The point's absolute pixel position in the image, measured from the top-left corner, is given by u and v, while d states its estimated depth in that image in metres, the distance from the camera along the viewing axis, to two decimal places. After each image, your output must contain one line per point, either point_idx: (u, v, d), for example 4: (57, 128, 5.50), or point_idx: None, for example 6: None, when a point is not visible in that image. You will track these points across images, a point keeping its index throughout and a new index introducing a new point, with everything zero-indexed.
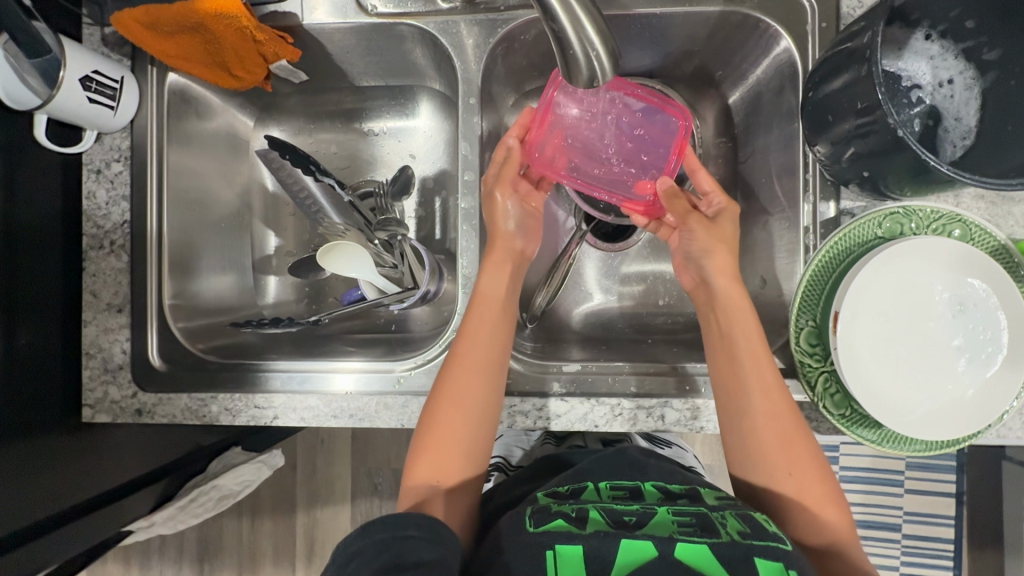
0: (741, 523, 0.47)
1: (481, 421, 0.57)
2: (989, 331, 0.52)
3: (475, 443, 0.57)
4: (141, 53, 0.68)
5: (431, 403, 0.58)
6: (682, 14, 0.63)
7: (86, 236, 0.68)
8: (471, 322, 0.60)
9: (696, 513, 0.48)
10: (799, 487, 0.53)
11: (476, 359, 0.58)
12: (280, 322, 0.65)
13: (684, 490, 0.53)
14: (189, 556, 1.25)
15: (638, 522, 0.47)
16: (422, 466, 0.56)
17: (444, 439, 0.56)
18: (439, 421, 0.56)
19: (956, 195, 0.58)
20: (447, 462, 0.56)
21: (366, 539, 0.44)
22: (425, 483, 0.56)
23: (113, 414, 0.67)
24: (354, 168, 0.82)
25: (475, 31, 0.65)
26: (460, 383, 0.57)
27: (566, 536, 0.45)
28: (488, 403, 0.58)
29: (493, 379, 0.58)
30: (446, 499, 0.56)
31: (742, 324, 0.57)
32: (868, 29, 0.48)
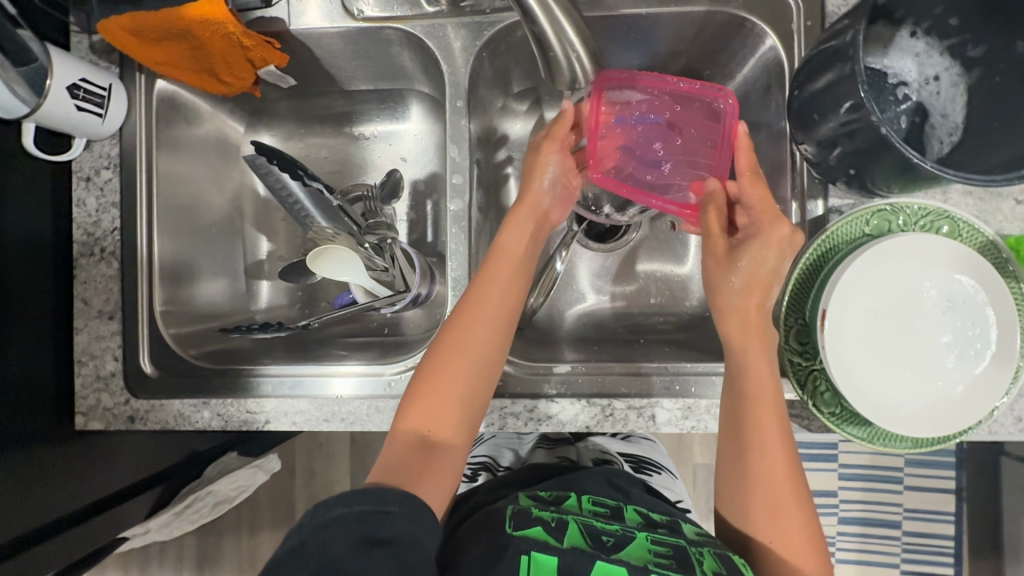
0: (717, 563, 0.46)
1: (483, 380, 0.56)
2: (977, 327, 0.52)
3: (475, 400, 0.56)
4: (130, 60, 0.68)
5: (433, 349, 0.57)
6: (668, 14, 0.63)
7: (76, 243, 0.68)
8: (485, 272, 0.60)
9: (674, 545, 0.48)
10: (774, 533, 0.51)
11: (485, 311, 0.58)
12: (269, 326, 0.65)
13: (665, 521, 0.53)
14: (189, 562, 1.25)
15: (615, 544, 0.47)
16: (418, 412, 0.55)
17: (441, 388, 0.55)
18: (443, 372, 0.56)
19: (944, 191, 0.58)
20: (442, 413, 0.55)
21: (347, 507, 0.44)
22: (417, 429, 0.54)
23: (106, 420, 0.67)
24: (345, 172, 0.82)
25: (462, 34, 0.65)
26: (465, 331, 0.57)
27: (543, 546, 0.45)
28: (492, 361, 0.57)
29: (502, 333, 0.58)
30: (434, 453, 0.53)
31: (755, 361, 0.54)
32: (851, 27, 0.48)
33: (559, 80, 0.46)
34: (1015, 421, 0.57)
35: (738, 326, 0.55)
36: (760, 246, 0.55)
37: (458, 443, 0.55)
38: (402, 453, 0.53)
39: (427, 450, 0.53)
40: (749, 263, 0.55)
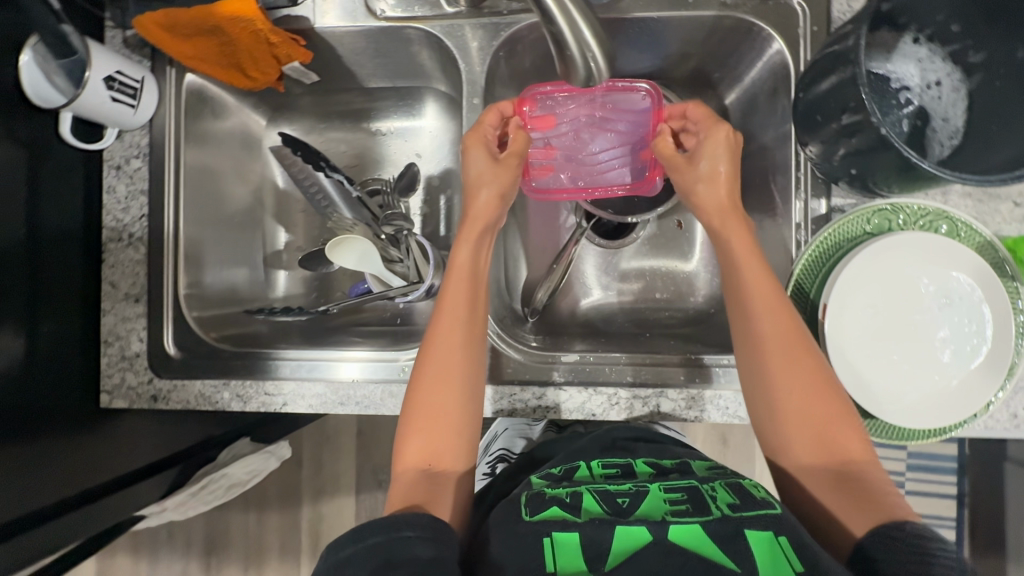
0: (731, 496, 0.49)
1: (466, 400, 0.57)
2: (974, 323, 0.54)
3: (461, 424, 0.57)
4: (161, 55, 0.71)
5: (413, 386, 0.58)
6: (678, 18, 0.65)
7: (106, 228, 0.71)
8: (447, 291, 0.60)
9: (687, 489, 0.51)
10: (806, 409, 0.51)
11: (449, 335, 0.58)
12: (291, 311, 0.67)
13: (675, 464, 0.56)
14: (197, 548, 1.27)
15: (631, 504, 0.49)
16: (412, 450, 0.56)
17: (428, 423, 0.56)
18: (424, 402, 0.57)
19: (944, 193, 0.60)
20: (437, 445, 0.56)
21: (360, 543, 0.45)
22: (415, 466, 0.55)
23: (129, 399, 0.70)
24: (362, 166, 0.84)
25: (479, 34, 0.68)
26: (438, 358, 0.57)
27: (563, 524, 0.47)
28: (468, 381, 0.58)
29: (475, 351, 0.59)
30: (439, 483, 0.55)
31: (747, 255, 0.56)
32: (854, 32, 0.50)
33: (573, 78, 0.49)
34: (1010, 417, 0.58)
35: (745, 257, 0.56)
36: (710, 146, 0.60)
37: (460, 466, 0.56)
38: (407, 489, 0.54)
39: (431, 483, 0.54)
40: (713, 164, 0.59)
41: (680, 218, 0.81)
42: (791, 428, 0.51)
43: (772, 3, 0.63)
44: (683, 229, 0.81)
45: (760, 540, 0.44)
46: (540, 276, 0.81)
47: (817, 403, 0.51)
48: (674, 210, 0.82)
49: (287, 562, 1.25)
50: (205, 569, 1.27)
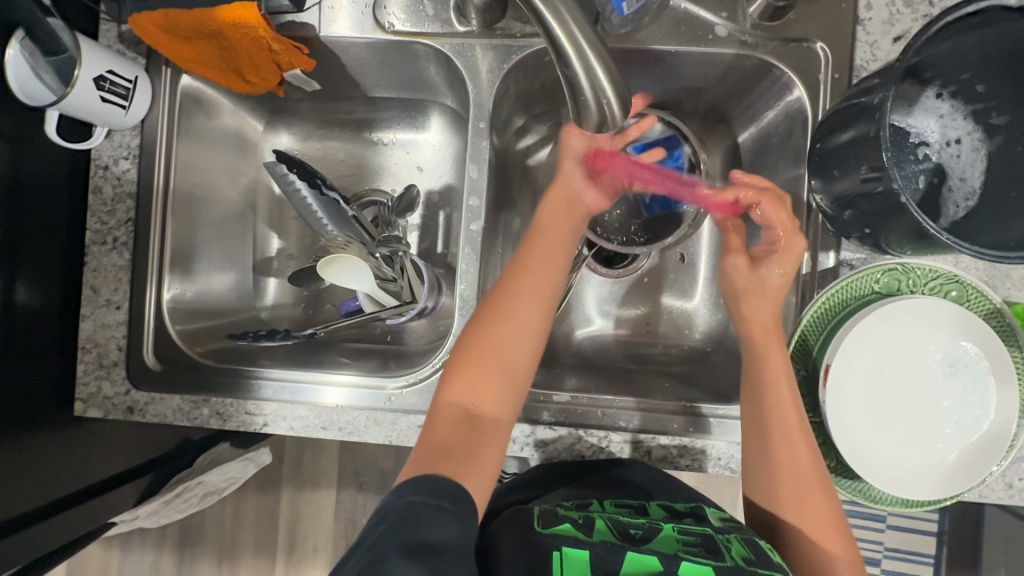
0: (745, 549, 0.50)
1: (521, 351, 0.56)
2: (978, 395, 0.53)
3: (514, 371, 0.56)
4: (157, 54, 0.68)
5: (477, 323, 0.57)
6: (696, 54, 0.63)
7: (89, 231, 0.68)
8: (530, 247, 0.61)
9: (701, 534, 0.52)
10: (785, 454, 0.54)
11: (528, 285, 0.58)
12: (275, 335, 0.65)
13: (689, 509, 0.58)
14: (170, 542, 1.25)
15: (643, 536, 0.51)
16: (460, 387, 0.55)
17: (487, 361, 0.56)
18: (482, 339, 0.56)
19: (956, 255, 0.59)
20: (484, 387, 0.55)
21: (398, 500, 0.46)
22: (461, 403, 0.55)
23: (104, 409, 0.67)
24: (360, 176, 0.82)
25: (490, 55, 0.65)
26: (511, 305, 0.57)
27: (574, 540, 0.48)
28: (533, 334, 0.57)
29: (543, 307, 0.58)
30: (477, 428, 0.54)
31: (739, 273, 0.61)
32: (881, 89, 0.48)
33: (586, 123, 0.46)
34: (1006, 487, 0.57)
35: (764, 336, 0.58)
36: (780, 259, 0.59)
37: (503, 416, 0.55)
38: (450, 425, 0.54)
39: (471, 427, 0.54)
40: (767, 276, 0.59)
41: (683, 251, 0.79)
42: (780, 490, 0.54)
43: (792, 46, 0.61)
44: (685, 262, 0.79)
45: None
46: None
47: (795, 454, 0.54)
48: (678, 242, 0.80)
49: (260, 561, 1.23)
50: (177, 564, 1.25)
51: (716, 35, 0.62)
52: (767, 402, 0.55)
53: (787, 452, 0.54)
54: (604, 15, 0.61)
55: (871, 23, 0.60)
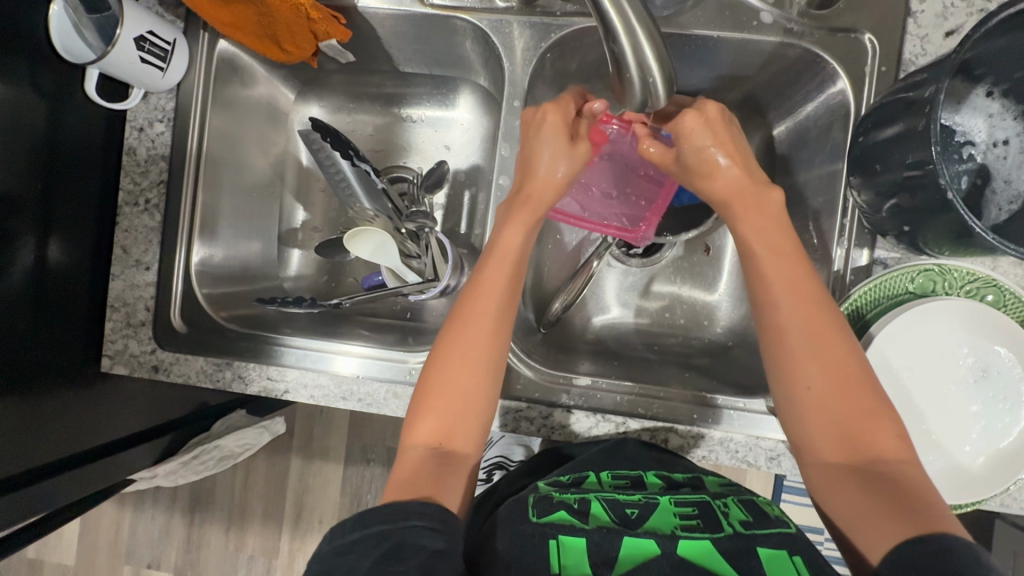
0: (742, 513, 0.51)
1: (482, 377, 0.55)
2: (1008, 401, 0.52)
3: (477, 408, 0.55)
4: (195, 17, 0.68)
5: (433, 363, 0.56)
6: (739, 40, 0.62)
7: (122, 192, 0.69)
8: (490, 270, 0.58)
9: (698, 504, 0.52)
10: (828, 370, 0.49)
11: (481, 316, 0.56)
12: (303, 302, 0.66)
13: (687, 479, 0.58)
14: (181, 505, 1.28)
15: (640, 515, 0.50)
16: (423, 428, 0.54)
17: (448, 397, 0.55)
18: (438, 383, 0.55)
19: (995, 259, 0.57)
20: (448, 423, 0.55)
21: (365, 530, 0.45)
22: (425, 442, 0.54)
23: (130, 367, 0.68)
24: (388, 152, 0.82)
25: (527, 33, 0.65)
26: (466, 337, 0.56)
27: (569, 529, 0.48)
28: (491, 359, 0.56)
29: (502, 336, 0.57)
30: (446, 464, 0.53)
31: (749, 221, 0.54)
32: (931, 82, 0.47)
33: (628, 100, 0.45)
34: None
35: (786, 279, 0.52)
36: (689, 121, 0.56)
37: (472, 449, 0.55)
38: (413, 463, 0.53)
39: (440, 462, 0.53)
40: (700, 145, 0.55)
41: (708, 243, 0.79)
42: (835, 411, 0.48)
43: (840, 36, 0.60)
44: (710, 255, 0.79)
45: (774, 559, 0.46)
46: (557, 286, 0.79)
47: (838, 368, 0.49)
48: (703, 234, 0.79)
49: (267, 529, 1.25)
50: (187, 526, 1.28)
51: (760, 22, 0.61)
52: (793, 328, 0.50)
53: (826, 373, 0.49)
54: None
55: (923, 16, 0.58)
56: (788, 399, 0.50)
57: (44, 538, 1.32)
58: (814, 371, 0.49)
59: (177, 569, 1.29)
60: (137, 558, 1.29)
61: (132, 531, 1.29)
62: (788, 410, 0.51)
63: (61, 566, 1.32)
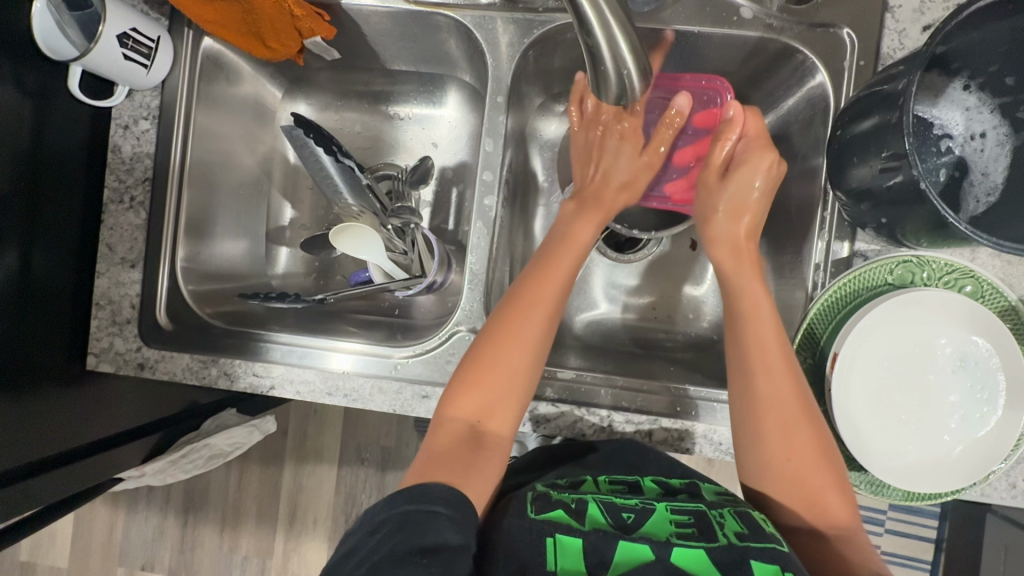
0: (739, 524, 0.50)
1: (529, 365, 0.57)
2: (986, 391, 0.53)
3: (517, 389, 0.56)
4: (179, 15, 0.69)
5: (480, 342, 0.57)
6: (720, 35, 0.63)
7: (108, 189, 0.69)
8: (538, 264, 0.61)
9: (694, 513, 0.53)
10: (782, 416, 0.52)
11: (534, 305, 0.58)
12: (287, 297, 0.66)
13: (684, 485, 0.59)
14: (174, 506, 1.28)
15: (636, 520, 0.51)
16: (466, 404, 0.55)
17: (491, 378, 0.56)
18: (485, 359, 0.56)
19: (973, 250, 0.58)
20: (489, 403, 0.55)
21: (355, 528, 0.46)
22: (466, 419, 0.55)
23: (116, 364, 0.68)
24: (376, 149, 0.82)
25: (510, 29, 0.65)
26: (517, 322, 0.57)
27: (566, 528, 0.48)
28: (540, 350, 0.57)
29: (549, 324, 0.58)
30: (482, 444, 0.54)
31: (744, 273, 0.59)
32: (906, 75, 0.48)
33: (605, 93, 0.46)
34: (1010, 488, 0.57)
35: (760, 337, 0.55)
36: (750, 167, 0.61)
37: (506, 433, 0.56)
38: (452, 439, 0.54)
39: (476, 442, 0.54)
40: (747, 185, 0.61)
41: (694, 238, 0.79)
42: (788, 456, 0.52)
43: (819, 31, 0.60)
44: (696, 250, 0.79)
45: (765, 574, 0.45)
46: None
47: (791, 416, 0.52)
48: (689, 229, 0.79)
49: (261, 530, 1.25)
50: (181, 527, 1.28)
51: (741, 17, 0.61)
52: (755, 370, 0.54)
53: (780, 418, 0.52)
54: None
55: (900, 11, 0.59)
56: (751, 439, 0.53)
57: (37, 540, 1.32)
58: (778, 430, 0.52)
59: (171, 570, 1.28)
60: (130, 559, 1.29)
61: (125, 533, 1.29)
62: (745, 445, 0.54)
63: (54, 568, 1.31)
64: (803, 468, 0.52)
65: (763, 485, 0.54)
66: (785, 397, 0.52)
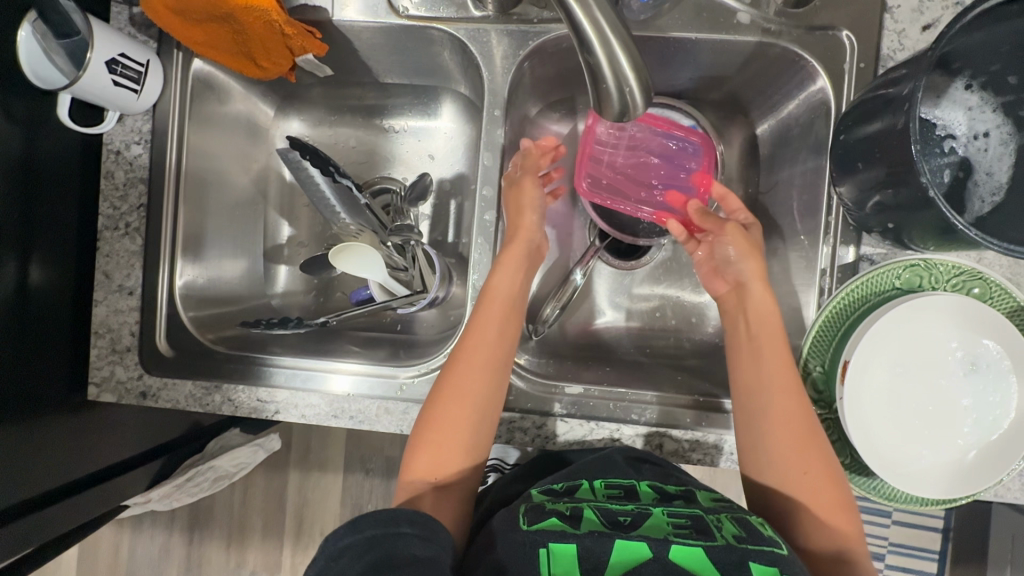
0: (736, 527, 0.50)
1: (479, 419, 0.58)
2: (998, 395, 0.52)
3: (471, 441, 0.58)
4: (168, 37, 0.68)
5: (430, 403, 0.58)
6: (718, 41, 0.62)
7: (102, 216, 0.68)
8: (479, 316, 0.61)
9: (691, 516, 0.51)
10: (786, 420, 0.55)
11: (478, 361, 0.59)
12: (288, 324, 0.65)
13: (679, 492, 0.56)
14: (179, 524, 1.27)
15: (632, 522, 0.50)
16: (418, 464, 0.57)
17: (443, 436, 0.57)
18: (436, 419, 0.58)
19: (980, 251, 0.57)
20: (444, 458, 0.57)
21: (356, 537, 0.45)
22: (423, 477, 0.57)
23: (118, 394, 0.67)
24: (371, 164, 0.81)
25: (505, 41, 0.64)
26: (464, 380, 0.58)
27: (560, 535, 0.48)
28: (490, 404, 0.58)
29: (494, 378, 0.59)
30: (443, 497, 0.57)
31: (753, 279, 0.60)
32: (909, 79, 0.47)
33: (606, 112, 0.44)
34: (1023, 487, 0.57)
35: (769, 334, 0.58)
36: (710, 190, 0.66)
37: (464, 480, 0.58)
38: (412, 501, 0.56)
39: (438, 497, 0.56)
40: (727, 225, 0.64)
41: None
42: (786, 457, 0.54)
43: (818, 34, 0.60)
44: None
45: None
46: (547, 292, 0.78)
47: (793, 417, 0.55)
48: None
49: (268, 545, 1.25)
50: (187, 545, 1.27)
51: (738, 22, 0.61)
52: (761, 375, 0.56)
53: (781, 417, 0.55)
54: (624, 0, 0.59)
55: (900, 11, 0.58)
56: (757, 446, 0.56)
57: None
58: (786, 434, 0.54)
59: None
60: None
61: (131, 552, 1.28)
62: (750, 449, 0.56)
63: None
64: (814, 490, 0.53)
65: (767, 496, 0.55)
66: (790, 398, 0.55)
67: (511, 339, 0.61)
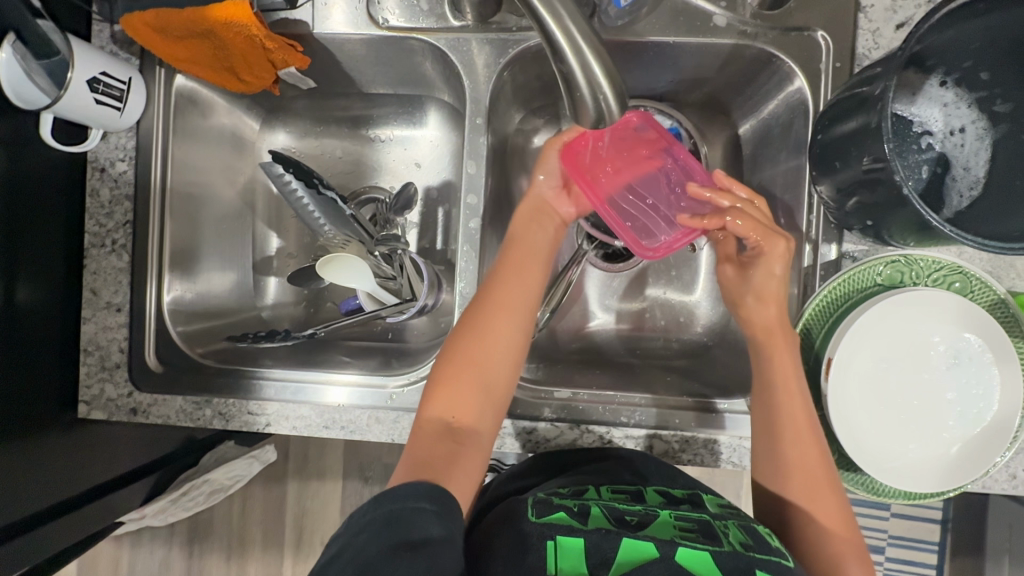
0: (744, 535, 0.50)
1: (509, 358, 0.58)
2: (982, 387, 0.53)
3: (497, 382, 0.58)
4: (150, 53, 0.68)
5: (458, 336, 0.58)
6: (696, 44, 0.62)
7: (88, 234, 0.68)
8: (508, 259, 0.62)
9: (699, 520, 0.52)
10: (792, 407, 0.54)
11: (510, 299, 0.60)
12: (276, 337, 0.65)
13: (686, 495, 0.57)
14: (179, 538, 1.26)
15: (640, 523, 0.50)
16: (439, 402, 0.56)
17: (469, 373, 0.57)
18: (465, 354, 0.58)
19: (959, 246, 0.58)
20: (466, 398, 0.56)
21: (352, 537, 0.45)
22: (442, 417, 0.56)
23: (108, 411, 0.68)
24: (358, 173, 0.82)
25: (485, 50, 0.65)
26: (495, 317, 0.59)
27: (568, 528, 0.48)
28: (518, 349, 0.59)
29: (521, 327, 0.59)
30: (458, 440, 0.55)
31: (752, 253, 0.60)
32: (882, 78, 0.48)
33: (583, 119, 0.45)
34: (1010, 478, 0.57)
35: (775, 309, 0.57)
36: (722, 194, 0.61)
37: (483, 432, 0.57)
38: (431, 441, 0.54)
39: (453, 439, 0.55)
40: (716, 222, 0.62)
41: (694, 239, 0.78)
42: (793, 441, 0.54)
43: (793, 35, 0.60)
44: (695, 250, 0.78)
45: None
46: None
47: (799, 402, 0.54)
48: None
49: (268, 556, 1.24)
50: (187, 559, 1.26)
51: (715, 25, 0.61)
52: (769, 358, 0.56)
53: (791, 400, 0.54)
54: (602, 7, 0.60)
55: (873, 10, 0.59)
56: (767, 428, 0.55)
57: None
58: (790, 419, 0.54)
59: None
60: None
61: (131, 568, 1.27)
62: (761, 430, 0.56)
63: None
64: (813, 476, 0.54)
65: (773, 479, 0.55)
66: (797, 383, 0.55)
67: (539, 285, 0.62)
